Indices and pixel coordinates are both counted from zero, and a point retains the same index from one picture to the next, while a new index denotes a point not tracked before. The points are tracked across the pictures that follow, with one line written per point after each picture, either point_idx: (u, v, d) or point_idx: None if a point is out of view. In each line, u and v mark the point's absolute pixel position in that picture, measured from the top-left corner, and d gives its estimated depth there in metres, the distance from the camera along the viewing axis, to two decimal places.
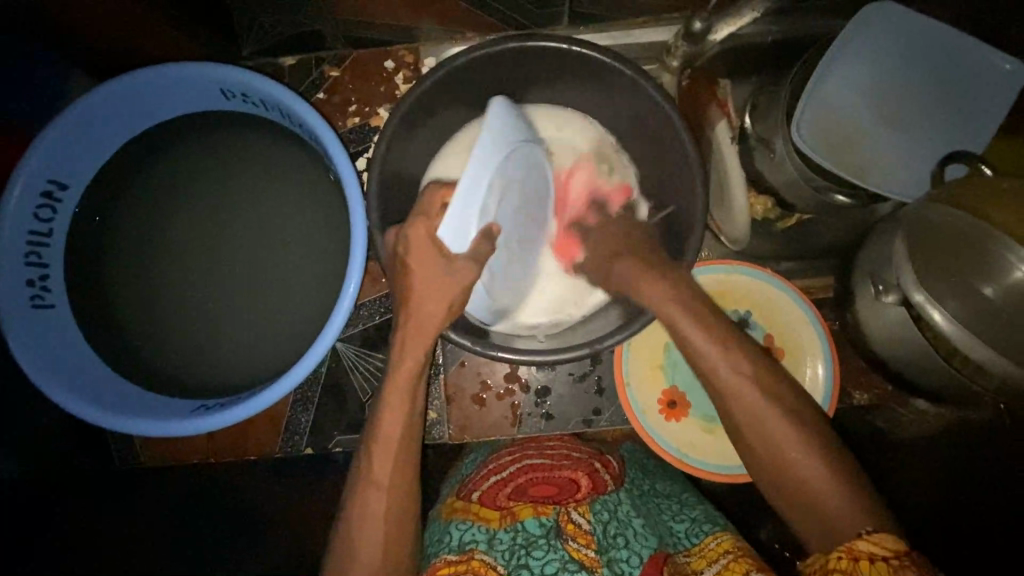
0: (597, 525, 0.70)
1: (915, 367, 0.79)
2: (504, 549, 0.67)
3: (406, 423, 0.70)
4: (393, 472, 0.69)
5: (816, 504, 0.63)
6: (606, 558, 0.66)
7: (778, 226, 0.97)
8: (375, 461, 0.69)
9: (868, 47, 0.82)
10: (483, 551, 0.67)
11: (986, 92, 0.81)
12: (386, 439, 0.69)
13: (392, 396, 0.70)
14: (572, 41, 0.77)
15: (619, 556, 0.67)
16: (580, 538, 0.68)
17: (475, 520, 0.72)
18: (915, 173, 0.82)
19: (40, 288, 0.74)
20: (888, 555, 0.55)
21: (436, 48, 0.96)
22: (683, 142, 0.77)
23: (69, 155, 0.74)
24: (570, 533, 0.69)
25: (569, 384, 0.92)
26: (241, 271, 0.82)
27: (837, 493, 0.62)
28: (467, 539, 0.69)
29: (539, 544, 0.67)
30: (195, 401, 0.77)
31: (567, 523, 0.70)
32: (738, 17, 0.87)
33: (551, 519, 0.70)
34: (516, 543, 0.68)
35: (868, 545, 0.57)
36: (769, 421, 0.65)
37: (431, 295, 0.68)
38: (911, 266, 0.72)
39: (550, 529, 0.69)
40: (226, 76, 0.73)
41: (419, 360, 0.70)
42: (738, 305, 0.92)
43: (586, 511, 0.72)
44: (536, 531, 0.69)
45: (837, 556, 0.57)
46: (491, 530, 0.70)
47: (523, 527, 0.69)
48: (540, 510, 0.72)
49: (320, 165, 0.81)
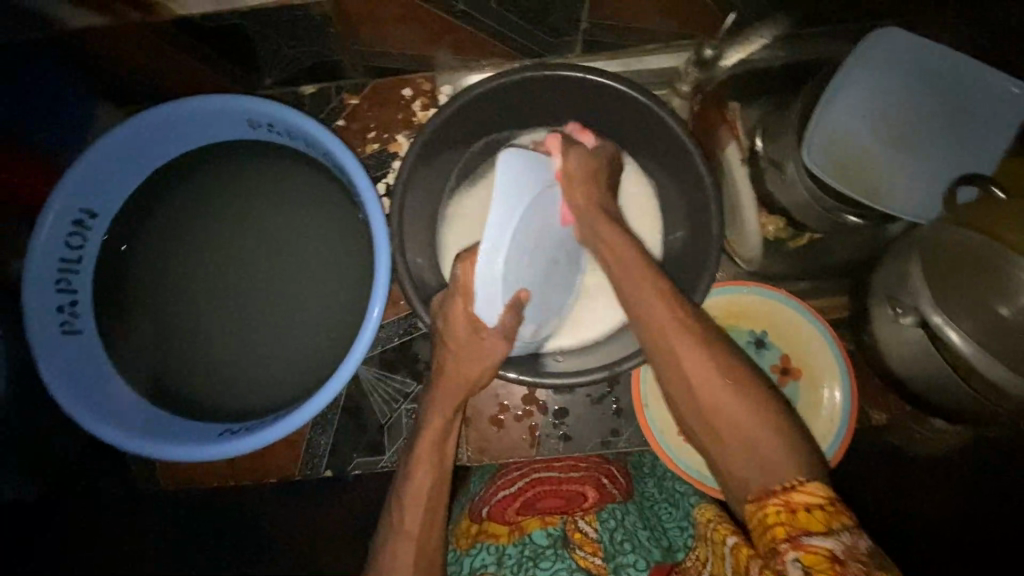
0: (605, 532, 0.77)
1: (933, 388, 0.80)
2: (512, 562, 0.74)
3: (434, 472, 0.72)
4: (423, 503, 0.71)
5: (762, 463, 0.59)
6: (613, 564, 0.74)
7: (790, 245, 0.98)
8: (407, 491, 0.71)
9: (877, 73, 0.84)
10: (495, 570, 0.75)
11: (991, 117, 0.83)
12: (419, 485, 0.72)
13: (423, 444, 0.74)
14: (575, 68, 0.78)
15: (627, 561, 0.74)
16: (586, 546, 0.75)
17: (487, 535, 0.78)
18: (926, 196, 0.83)
19: (68, 314, 0.76)
20: (822, 502, 0.55)
21: (452, 77, 0.99)
22: (698, 167, 0.79)
23: (99, 186, 0.76)
24: (577, 542, 0.76)
25: (586, 405, 0.92)
26: (264, 296, 0.83)
27: (785, 453, 0.59)
28: (478, 561, 0.77)
29: (546, 556, 0.74)
30: (219, 425, 0.77)
31: (574, 532, 0.77)
32: (747, 43, 0.91)
33: (557, 529, 0.77)
34: (523, 556, 0.75)
35: (802, 495, 0.56)
36: (719, 391, 0.63)
37: (478, 348, 0.75)
38: (926, 288, 0.73)
39: (557, 539, 0.76)
40: (253, 107, 0.75)
41: (463, 382, 0.76)
42: (753, 325, 0.92)
43: (593, 520, 0.78)
44: (543, 541, 0.75)
45: (776, 509, 0.56)
46: (500, 547, 0.76)
47: (530, 540, 0.76)
48: (547, 521, 0.78)
49: (342, 191, 0.83)
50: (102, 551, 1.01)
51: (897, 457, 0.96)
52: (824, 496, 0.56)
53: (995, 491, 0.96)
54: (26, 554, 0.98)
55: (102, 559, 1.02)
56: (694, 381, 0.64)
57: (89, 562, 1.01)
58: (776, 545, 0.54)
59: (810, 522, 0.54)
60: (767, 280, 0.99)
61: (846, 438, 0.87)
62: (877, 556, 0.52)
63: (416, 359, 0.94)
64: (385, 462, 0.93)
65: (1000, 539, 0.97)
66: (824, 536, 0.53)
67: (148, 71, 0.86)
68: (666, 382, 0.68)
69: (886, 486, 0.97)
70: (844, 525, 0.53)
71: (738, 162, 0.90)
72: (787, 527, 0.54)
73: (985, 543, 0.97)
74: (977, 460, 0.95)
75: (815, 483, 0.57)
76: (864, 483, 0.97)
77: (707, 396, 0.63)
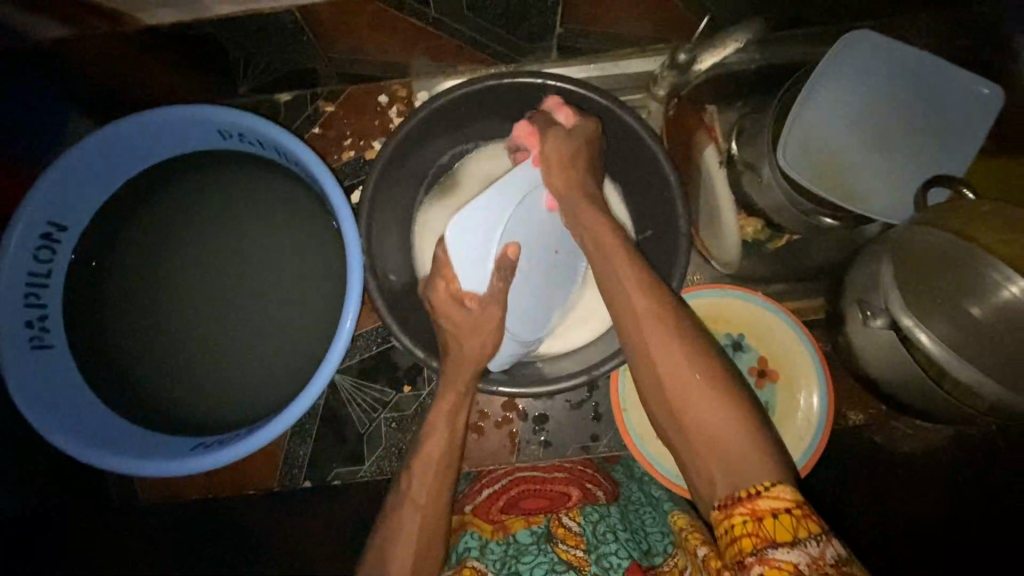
0: (586, 525, 0.74)
1: (908, 387, 0.80)
2: (495, 558, 0.71)
3: (436, 487, 0.71)
4: (427, 492, 0.70)
5: (729, 465, 0.58)
6: (595, 555, 0.69)
7: (768, 247, 0.99)
8: (412, 486, 0.71)
9: (848, 76, 0.85)
10: (476, 559, 0.71)
11: (961, 121, 0.84)
12: (418, 502, 0.69)
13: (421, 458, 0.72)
14: (545, 75, 0.79)
15: (608, 550, 0.70)
16: (569, 540, 0.72)
17: (470, 530, 0.76)
18: (898, 198, 0.84)
19: (39, 329, 0.75)
20: (789, 507, 0.53)
21: (429, 82, 0.99)
22: (666, 173, 0.81)
23: (68, 199, 0.75)
24: (560, 536, 0.72)
25: (566, 411, 0.92)
26: (238, 307, 0.82)
27: (756, 454, 0.58)
28: (462, 550, 0.73)
29: (529, 551, 0.70)
30: (193, 439, 0.77)
31: (557, 527, 0.74)
32: (722, 48, 0.90)
33: (542, 526, 0.74)
34: (507, 553, 0.71)
35: (768, 501, 0.54)
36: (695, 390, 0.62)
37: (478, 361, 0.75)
38: (896, 290, 0.73)
39: (541, 535, 0.73)
40: (223, 117, 0.75)
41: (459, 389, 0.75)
42: (731, 328, 0.93)
43: (576, 515, 0.76)
44: (527, 540, 0.72)
45: (741, 518, 0.54)
46: (484, 539, 0.74)
47: (515, 539, 0.73)
48: (531, 520, 0.75)
49: (316, 200, 0.82)
50: (102, 551, 0.92)
51: (879, 457, 0.96)
52: (790, 500, 0.53)
53: (977, 490, 0.96)
54: (25, 554, 0.83)
55: (102, 559, 0.92)
56: (670, 378, 0.63)
57: (87, 563, 0.90)
58: (739, 557, 0.52)
59: (776, 532, 0.52)
60: (746, 282, 0.99)
61: (824, 439, 0.88)
62: (845, 568, 0.49)
63: (394, 367, 0.93)
64: (365, 471, 0.93)
65: (986, 540, 0.96)
66: (789, 547, 0.50)
67: (119, 81, 0.86)
68: (639, 379, 0.66)
69: (865, 486, 0.97)
70: (810, 533, 0.51)
71: (717, 164, 0.93)
72: (752, 539, 0.52)
73: (970, 545, 0.97)
74: (957, 457, 0.96)
75: (781, 488, 0.54)
76: (847, 483, 0.97)
77: (680, 396, 0.62)
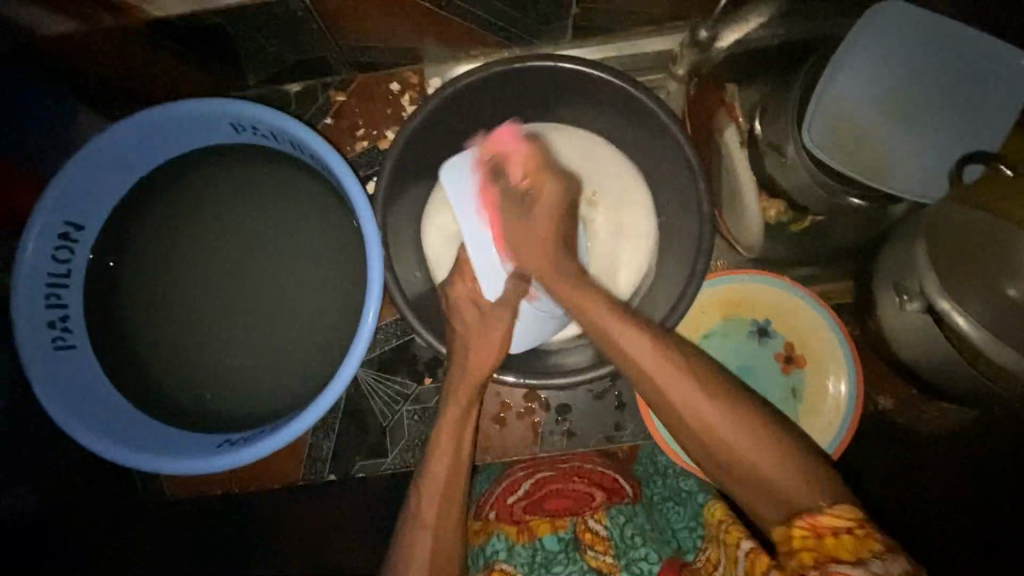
0: (614, 529, 0.76)
1: (945, 372, 0.78)
2: (523, 560, 0.73)
3: (450, 464, 0.74)
4: (438, 511, 0.71)
5: (777, 495, 0.60)
6: (624, 562, 0.73)
7: (791, 229, 0.95)
8: (424, 499, 0.72)
9: (875, 48, 0.81)
10: (504, 562, 0.73)
11: (999, 89, 0.80)
12: (433, 477, 0.73)
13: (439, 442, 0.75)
14: (559, 57, 0.77)
15: (639, 555, 0.73)
16: (597, 546, 0.74)
17: (495, 531, 0.77)
18: (931, 174, 0.81)
19: (60, 329, 0.75)
20: (851, 525, 0.55)
21: (440, 68, 0.96)
22: (687, 156, 0.78)
23: (85, 197, 0.75)
24: (587, 542, 0.75)
25: (589, 401, 0.91)
26: (256, 303, 0.82)
27: (793, 478, 0.60)
28: (490, 552, 0.75)
29: (558, 560, 0.73)
30: (218, 435, 0.77)
31: (585, 533, 0.76)
32: (746, 22, 0.86)
33: (569, 531, 0.76)
34: (535, 560, 0.73)
35: (829, 518, 0.56)
36: (749, 445, 0.62)
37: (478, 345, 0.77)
38: (932, 271, 0.71)
39: (569, 543, 0.74)
40: (236, 110, 0.73)
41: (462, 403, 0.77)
42: (756, 313, 0.91)
43: (603, 517, 0.77)
44: (555, 547, 0.74)
45: (801, 533, 0.56)
46: (510, 541, 0.75)
47: (542, 545, 0.74)
48: (558, 524, 0.76)
49: (331, 193, 0.81)
50: None
51: (906, 444, 0.95)
52: (851, 518, 0.55)
53: (1002, 480, 0.95)
54: None
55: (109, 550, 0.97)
56: (707, 433, 0.64)
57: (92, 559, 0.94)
58: (803, 570, 0.54)
59: (837, 549, 0.54)
60: (767, 267, 0.98)
61: (852, 427, 0.87)
62: None
63: (414, 360, 0.93)
64: (388, 465, 0.93)
65: (1006, 530, 0.96)
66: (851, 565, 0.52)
67: (129, 74, 0.84)
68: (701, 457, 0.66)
69: (879, 471, 0.96)
70: (874, 552, 0.52)
71: (736, 144, 0.88)
72: (813, 553, 0.54)
73: (991, 532, 0.96)
74: (981, 447, 0.95)
75: (840, 507, 0.57)
76: (872, 474, 0.96)
77: (723, 433, 0.64)
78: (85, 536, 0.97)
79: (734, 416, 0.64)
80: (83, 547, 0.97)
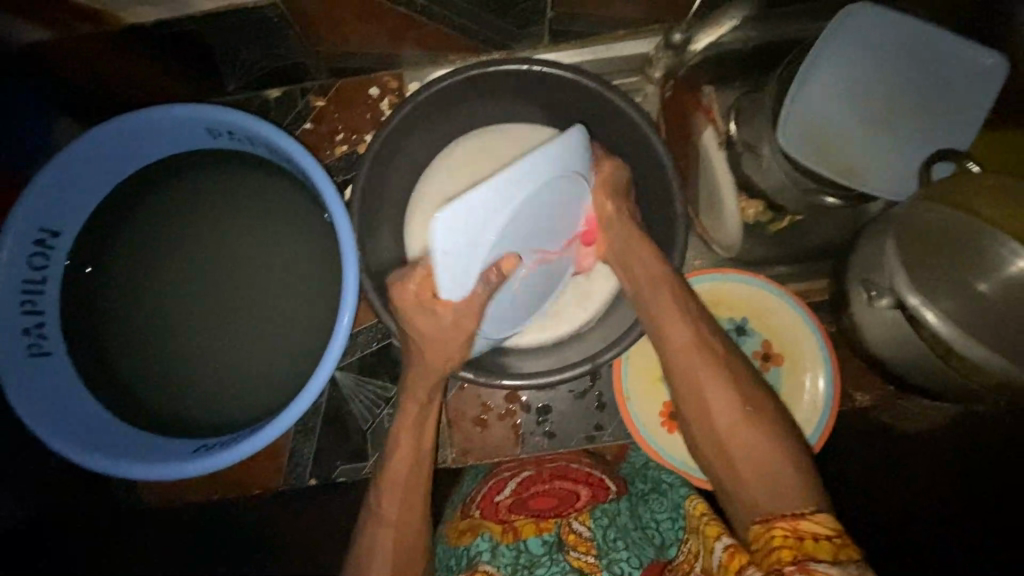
0: (597, 530, 0.76)
1: (918, 368, 0.78)
2: (507, 561, 0.74)
3: (418, 466, 0.74)
4: (408, 507, 0.72)
5: (769, 489, 0.61)
6: (606, 561, 0.73)
7: (769, 229, 0.97)
8: (398, 496, 0.72)
9: (847, 50, 0.82)
10: (488, 562, 0.74)
11: (966, 90, 0.81)
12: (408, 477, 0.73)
13: (407, 447, 0.74)
14: (533, 61, 0.78)
15: (620, 556, 0.73)
16: (581, 547, 0.75)
17: (480, 530, 0.77)
18: (902, 174, 0.82)
19: (36, 336, 0.75)
20: (832, 534, 0.54)
21: (419, 73, 0.98)
22: (663, 158, 0.79)
23: (60, 203, 0.75)
24: (571, 543, 0.75)
25: (570, 401, 0.92)
26: (233, 308, 0.82)
27: (790, 479, 0.61)
28: (474, 552, 0.75)
29: (542, 563, 0.74)
30: (194, 441, 0.76)
31: (568, 535, 0.76)
32: (718, 25, 0.84)
33: (553, 534, 0.77)
34: (519, 562, 0.74)
35: (811, 523, 0.56)
36: (759, 447, 0.64)
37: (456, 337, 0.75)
38: (903, 270, 0.73)
39: (552, 545, 0.76)
40: (212, 116, 0.74)
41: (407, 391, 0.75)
42: (733, 312, 0.91)
43: (587, 518, 0.78)
44: (540, 550, 0.75)
45: (783, 533, 0.56)
46: (495, 541, 0.75)
47: (526, 547, 0.75)
48: (542, 526, 0.77)
49: (307, 198, 0.81)
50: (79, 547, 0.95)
51: (883, 440, 0.96)
52: (831, 529, 0.55)
53: (974, 474, 0.97)
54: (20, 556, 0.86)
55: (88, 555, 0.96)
56: (718, 426, 0.66)
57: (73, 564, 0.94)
58: (779, 564, 0.53)
59: (816, 549, 0.52)
60: (746, 266, 0.99)
61: (830, 422, 0.87)
62: None
63: (394, 363, 0.93)
64: (369, 469, 0.92)
65: (980, 521, 0.98)
66: (830, 562, 0.51)
67: (107, 81, 0.85)
68: (703, 440, 0.68)
69: (859, 465, 0.97)
70: (851, 557, 0.52)
71: (715, 145, 0.90)
72: (792, 552, 0.53)
73: (965, 523, 0.98)
74: (957, 440, 0.96)
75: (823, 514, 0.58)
76: (850, 468, 0.97)
77: (731, 428, 0.66)
78: (83, 537, 0.96)
79: (746, 414, 0.66)
80: (82, 547, 0.97)
